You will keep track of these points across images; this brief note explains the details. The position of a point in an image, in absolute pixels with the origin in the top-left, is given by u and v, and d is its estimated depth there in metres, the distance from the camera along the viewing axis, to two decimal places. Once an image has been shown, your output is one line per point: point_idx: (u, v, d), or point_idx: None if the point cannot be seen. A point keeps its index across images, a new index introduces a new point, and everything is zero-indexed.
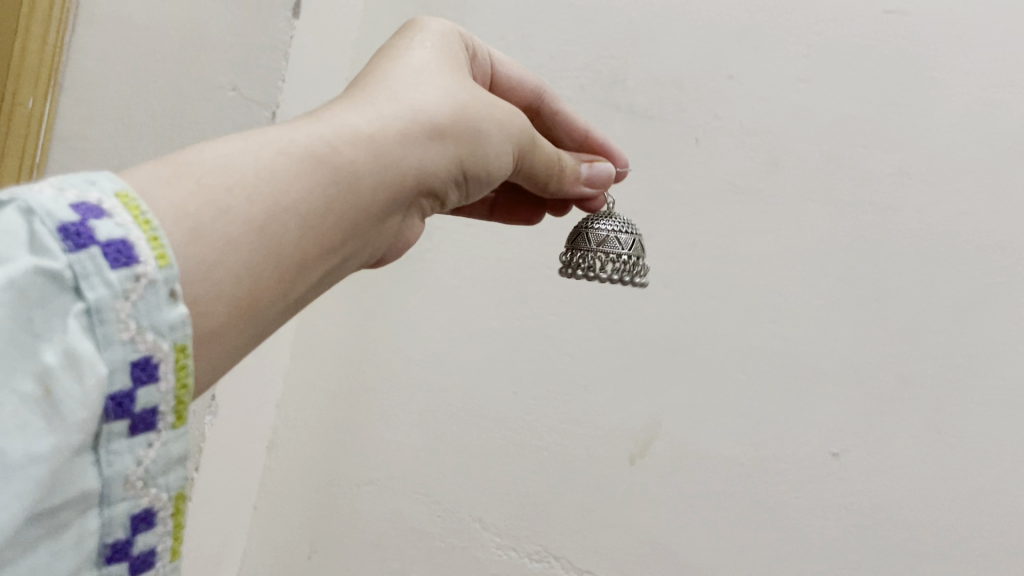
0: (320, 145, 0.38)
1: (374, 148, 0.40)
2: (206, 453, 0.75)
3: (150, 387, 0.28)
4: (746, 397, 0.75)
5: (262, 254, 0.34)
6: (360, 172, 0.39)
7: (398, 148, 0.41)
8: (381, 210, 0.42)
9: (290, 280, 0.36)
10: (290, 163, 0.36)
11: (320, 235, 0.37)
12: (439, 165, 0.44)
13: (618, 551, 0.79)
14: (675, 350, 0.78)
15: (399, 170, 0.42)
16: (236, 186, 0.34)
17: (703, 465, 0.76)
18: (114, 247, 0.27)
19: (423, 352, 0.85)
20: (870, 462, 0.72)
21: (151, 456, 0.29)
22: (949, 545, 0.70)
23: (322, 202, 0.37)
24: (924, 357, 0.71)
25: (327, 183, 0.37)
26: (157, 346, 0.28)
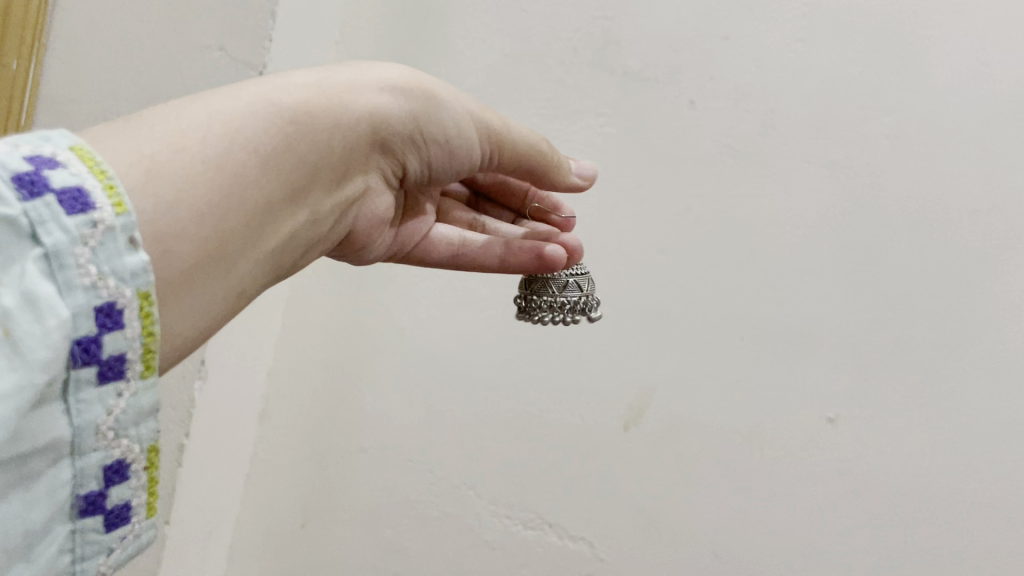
0: (270, 92, 0.38)
1: (321, 93, 0.40)
2: (197, 421, 0.75)
3: (116, 334, 0.28)
4: (740, 361, 0.75)
5: (216, 187, 0.34)
6: (314, 114, 0.39)
7: (350, 96, 0.41)
8: (335, 159, 0.41)
9: (248, 219, 0.36)
10: (241, 107, 0.36)
11: (274, 174, 0.37)
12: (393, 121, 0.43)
13: (612, 518, 0.78)
14: (668, 316, 0.77)
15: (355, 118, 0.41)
16: (184, 126, 0.34)
17: (696, 431, 0.76)
18: (70, 195, 0.27)
19: (415, 320, 0.85)
20: (865, 427, 0.72)
21: (121, 406, 0.29)
22: (946, 511, 0.69)
23: (272, 142, 0.37)
24: (919, 321, 0.71)
25: (279, 124, 0.37)
26: (120, 292, 0.28)
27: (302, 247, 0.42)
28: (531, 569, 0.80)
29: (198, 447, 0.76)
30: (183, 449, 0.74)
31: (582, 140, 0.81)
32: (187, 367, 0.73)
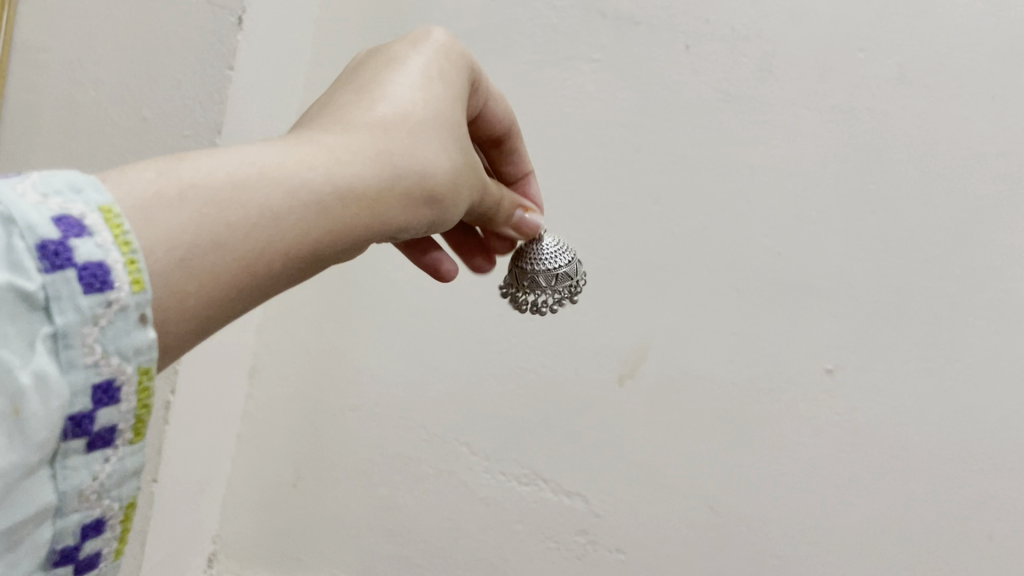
0: (327, 190, 0.36)
1: (374, 196, 0.38)
2: (184, 377, 0.73)
3: (111, 408, 0.28)
4: (737, 313, 0.74)
5: (240, 288, 0.33)
6: (354, 225, 0.38)
7: (395, 205, 0.40)
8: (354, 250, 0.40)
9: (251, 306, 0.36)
10: (294, 205, 0.35)
11: (295, 272, 0.36)
12: (433, 218, 0.43)
13: (608, 474, 0.77)
14: (665, 268, 0.75)
15: (389, 225, 0.40)
16: (238, 217, 0.33)
17: (693, 383, 0.75)
18: (91, 271, 0.26)
19: (406, 276, 0.83)
20: (863, 377, 0.71)
21: (106, 470, 0.28)
22: (945, 461, 0.70)
23: (312, 245, 0.36)
24: (919, 269, 0.70)
25: (322, 229, 0.36)
26: (121, 369, 0.27)
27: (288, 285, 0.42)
28: (527, 526, 0.80)
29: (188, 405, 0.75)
30: (169, 407, 0.72)
31: (574, 88, 0.77)
32: None
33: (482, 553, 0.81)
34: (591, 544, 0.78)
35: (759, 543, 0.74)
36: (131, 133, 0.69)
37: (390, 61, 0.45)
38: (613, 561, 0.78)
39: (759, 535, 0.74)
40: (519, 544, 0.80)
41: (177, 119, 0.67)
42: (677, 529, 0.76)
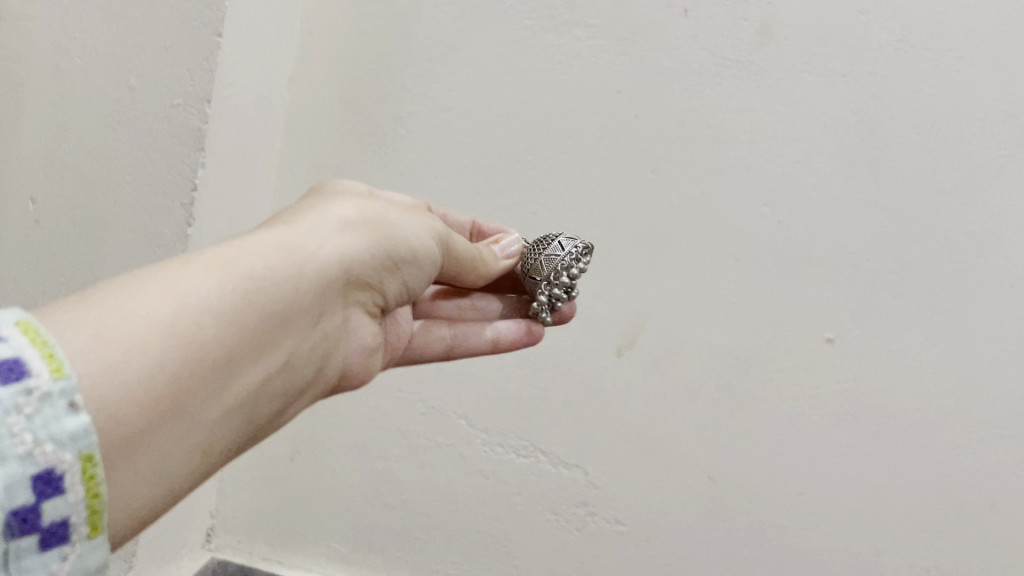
0: (232, 253, 0.38)
1: (285, 246, 0.40)
2: None
3: (57, 499, 0.26)
4: (736, 283, 0.73)
5: (174, 347, 0.33)
6: (274, 269, 0.39)
7: (311, 249, 0.41)
8: (301, 307, 0.40)
9: (208, 377, 0.35)
10: (201, 269, 0.36)
11: (238, 330, 0.36)
12: (362, 256, 0.44)
13: (608, 446, 0.77)
14: (663, 236, 0.74)
15: (316, 269, 0.41)
16: (145, 288, 0.34)
17: (692, 353, 0.74)
18: (7, 365, 0.26)
19: None
20: (865, 345, 0.70)
21: (65, 568, 0.27)
22: (946, 429, 0.69)
23: (238, 297, 0.36)
24: (922, 236, 0.69)
25: (241, 281, 0.37)
26: (59, 457, 0.26)
27: (282, 396, 0.41)
28: (526, 498, 0.79)
29: None
30: None
31: (571, 54, 0.75)
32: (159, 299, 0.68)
33: (481, 525, 0.81)
34: (590, 516, 0.78)
35: (759, 513, 0.74)
36: (117, 102, 0.66)
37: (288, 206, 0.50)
38: (612, 532, 0.78)
39: (759, 505, 0.74)
40: (518, 516, 0.80)
41: (165, 88, 0.65)
42: (676, 500, 0.76)
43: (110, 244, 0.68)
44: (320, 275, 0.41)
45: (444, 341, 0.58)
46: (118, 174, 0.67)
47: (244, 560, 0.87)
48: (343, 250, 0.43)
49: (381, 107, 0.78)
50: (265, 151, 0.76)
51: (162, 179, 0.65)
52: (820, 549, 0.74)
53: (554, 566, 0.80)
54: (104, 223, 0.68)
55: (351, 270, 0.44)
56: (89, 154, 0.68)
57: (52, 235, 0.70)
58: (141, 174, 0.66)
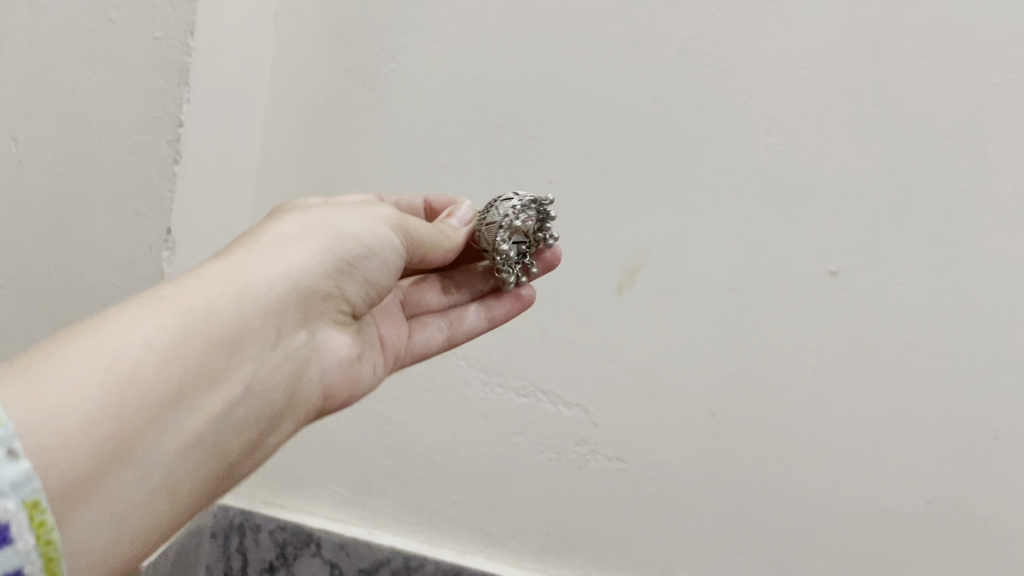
0: (172, 289, 0.40)
1: (223, 275, 0.42)
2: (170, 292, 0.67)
3: (8, 545, 0.28)
4: (738, 215, 0.71)
5: (120, 388, 0.35)
6: (214, 296, 0.41)
7: (252, 272, 0.43)
8: (253, 329, 0.42)
9: (164, 413, 0.37)
10: (141, 309, 0.38)
11: (187, 362, 0.38)
12: (308, 270, 0.46)
13: (610, 384, 0.76)
14: (664, 169, 0.72)
15: (261, 290, 0.43)
16: (85, 336, 0.35)
17: (695, 288, 0.73)
18: None
19: (394, 183, 0.77)
20: (870, 278, 0.69)
21: None
22: (952, 360, 0.69)
23: (182, 329, 0.38)
24: (928, 164, 0.67)
25: (183, 313, 0.39)
26: (4, 505, 0.28)
27: (253, 422, 0.43)
28: (525, 438, 0.78)
29: None
30: None
31: None
32: (153, 239, 0.65)
33: (481, 466, 0.80)
34: (591, 454, 0.77)
35: (762, 447, 0.73)
36: (98, 36, 0.64)
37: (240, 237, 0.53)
38: (613, 470, 0.77)
39: (761, 439, 0.73)
40: (519, 455, 0.79)
41: (147, 20, 0.63)
42: (679, 437, 0.75)
43: (97, 182, 0.66)
44: (270, 293, 0.43)
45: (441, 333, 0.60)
46: (103, 111, 0.65)
47: (244, 505, 0.85)
48: (289, 261, 0.45)
49: (371, 40, 0.76)
50: (251, 88, 0.75)
51: (147, 116, 0.64)
52: (825, 484, 0.73)
53: (555, 504, 0.79)
54: (90, 160, 0.66)
55: (303, 281, 0.45)
56: (71, 90, 0.65)
57: (34, 176, 0.68)
58: (127, 110, 0.64)
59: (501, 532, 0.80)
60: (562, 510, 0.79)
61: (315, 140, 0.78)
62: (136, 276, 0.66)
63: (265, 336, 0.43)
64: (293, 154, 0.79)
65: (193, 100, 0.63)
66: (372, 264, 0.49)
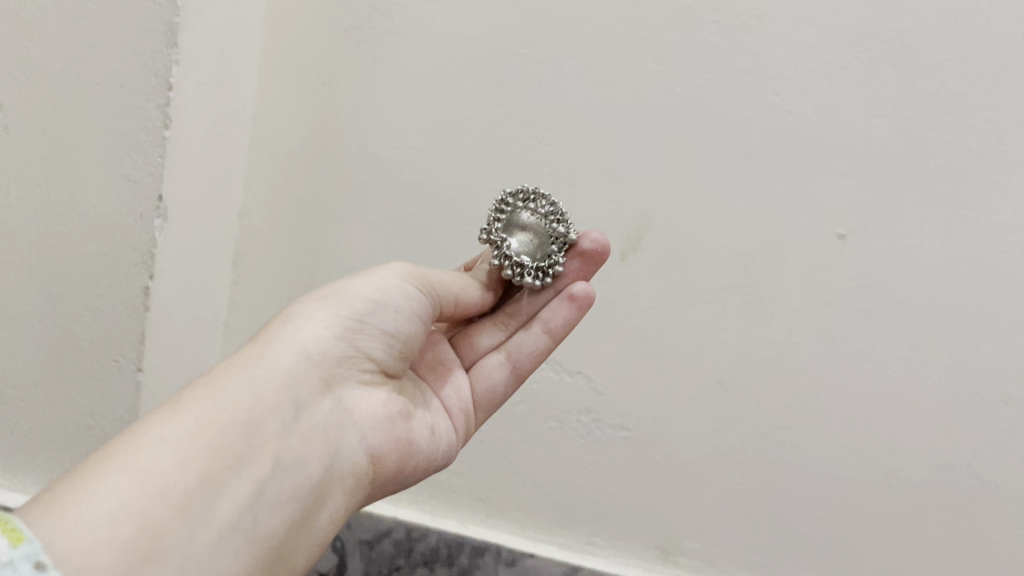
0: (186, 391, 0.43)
1: (231, 367, 0.45)
2: (163, 262, 0.65)
3: None
4: (745, 178, 0.69)
5: (135, 484, 0.37)
6: (223, 387, 0.43)
7: (262, 356, 0.46)
8: (270, 405, 0.44)
9: (188, 497, 0.38)
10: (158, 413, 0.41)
11: (202, 447, 0.40)
12: (318, 337, 0.47)
13: (614, 351, 0.75)
14: (668, 130, 0.70)
15: (273, 371, 0.45)
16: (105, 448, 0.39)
17: (700, 253, 0.71)
18: None
19: (390, 148, 0.75)
20: (879, 242, 0.68)
21: None
22: (963, 324, 0.67)
23: (192, 420, 0.41)
24: (939, 122, 0.66)
25: (191, 407, 0.42)
26: None
27: (295, 498, 0.43)
28: (528, 406, 0.77)
29: (176, 298, 0.68)
30: (150, 293, 0.65)
31: None
32: (143, 206, 0.63)
33: (483, 436, 0.79)
34: (595, 423, 0.76)
35: (768, 415, 0.72)
36: None
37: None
38: (618, 439, 0.76)
39: (767, 407, 0.72)
40: (521, 425, 0.78)
41: None
42: (684, 405, 0.74)
43: (86, 149, 0.64)
44: (280, 368, 0.46)
45: (504, 368, 0.58)
46: (90, 73, 0.62)
47: None
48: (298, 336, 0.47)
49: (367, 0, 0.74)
50: (243, 52, 0.72)
51: (134, 79, 0.62)
52: (832, 451, 0.72)
53: (559, 473, 0.78)
54: (79, 126, 0.64)
55: (316, 351, 0.47)
56: (57, 54, 0.63)
57: (24, 143, 0.65)
58: (114, 74, 0.62)
59: (504, 501, 0.79)
60: (566, 480, 0.78)
61: (308, 105, 0.76)
62: (130, 244, 0.64)
63: (285, 407, 0.45)
64: (289, 120, 0.76)
65: (182, 64, 0.62)
66: (383, 315, 0.49)
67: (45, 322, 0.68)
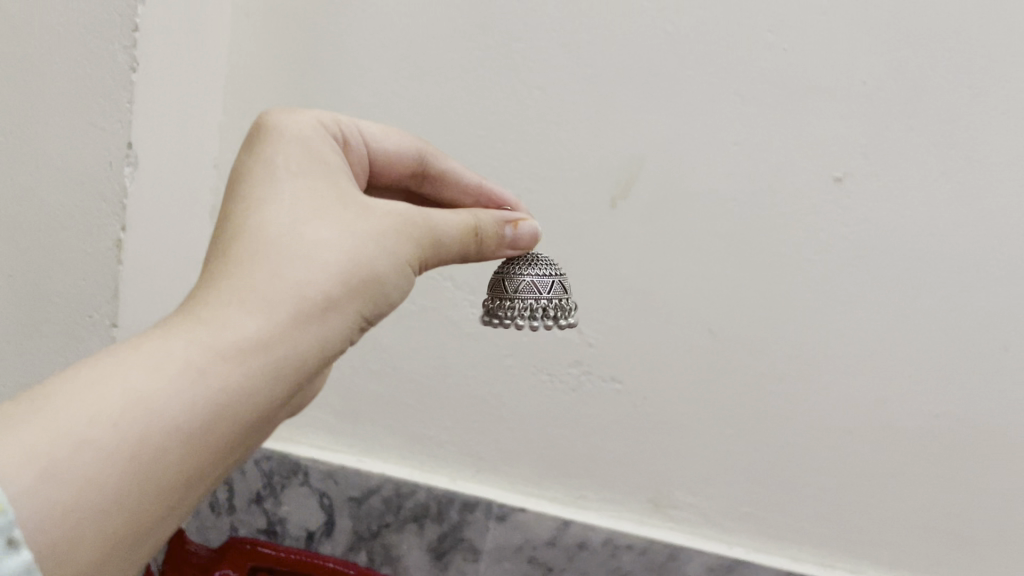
0: (213, 362, 0.33)
1: (269, 342, 0.35)
2: (137, 211, 0.63)
3: None
4: (737, 121, 0.67)
5: (133, 499, 0.30)
6: (254, 377, 0.34)
7: (297, 336, 0.36)
8: (279, 404, 0.37)
9: (173, 513, 0.32)
10: (180, 392, 0.32)
11: (210, 457, 0.33)
12: (344, 326, 0.39)
13: (605, 303, 0.72)
14: (659, 72, 0.68)
15: (300, 361, 0.37)
16: (113, 427, 0.30)
17: (692, 199, 0.69)
18: None
19: (371, 95, 0.72)
20: (876, 185, 0.66)
21: None
22: (961, 268, 0.66)
23: (215, 419, 0.33)
24: (938, 59, 0.63)
25: (216, 399, 0.33)
26: None
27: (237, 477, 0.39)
28: (516, 359, 0.76)
29: (150, 249, 0.66)
30: (122, 245, 0.63)
31: None
32: (113, 153, 0.61)
33: (472, 388, 0.77)
34: (586, 375, 0.74)
35: (762, 365, 0.71)
36: None
37: (256, 161, 0.42)
38: (609, 392, 0.74)
39: (761, 357, 0.71)
40: (509, 378, 0.76)
41: None
42: (677, 356, 0.72)
43: (50, 95, 0.61)
44: (305, 356, 0.37)
45: None
46: (57, 15, 0.60)
47: None
48: (335, 325, 0.38)
49: None
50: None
51: (103, 20, 0.59)
52: (827, 401, 0.71)
53: (548, 427, 0.76)
54: (42, 71, 0.61)
55: (336, 342, 0.39)
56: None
57: None
58: (80, 17, 0.60)
59: (493, 457, 0.78)
60: (556, 434, 0.76)
61: (284, 50, 0.72)
62: (100, 195, 0.62)
63: (286, 404, 0.37)
64: (265, 65, 0.73)
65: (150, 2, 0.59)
66: (386, 308, 0.43)
67: (15, 277, 0.66)
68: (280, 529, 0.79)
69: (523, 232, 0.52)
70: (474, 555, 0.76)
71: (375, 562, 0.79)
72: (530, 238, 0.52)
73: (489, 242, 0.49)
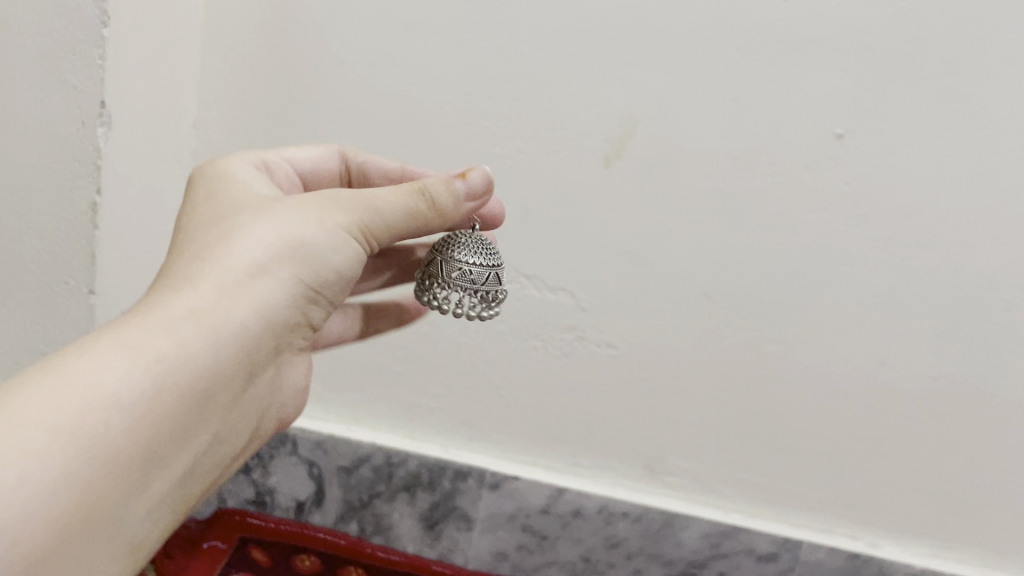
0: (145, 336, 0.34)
1: (201, 313, 0.36)
2: (111, 173, 0.61)
3: None
4: (734, 76, 0.65)
5: (87, 465, 0.30)
6: (190, 344, 0.35)
7: (231, 306, 0.37)
8: (226, 376, 0.37)
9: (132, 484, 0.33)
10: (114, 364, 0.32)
11: (158, 424, 0.33)
12: (284, 298, 0.40)
13: (598, 266, 0.71)
14: (652, 25, 0.65)
15: (240, 330, 0.37)
16: (49, 399, 0.30)
17: (687, 158, 0.67)
18: None
19: (353, 52, 0.70)
20: (876, 141, 0.64)
21: None
22: (962, 226, 0.64)
23: (155, 386, 0.33)
24: (941, 9, 0.61)
25: (153, 368, 0.33)
26: None
27: (214, 470, 0.39)
28: (509, 326, 0.73)
29: (128, 214, 0.64)
30: (97, 209, 0.61)
31: None
32: (85, 112, 0.59)
33: (463, 356, 0.74)
34: (578, 340, 0.72)
35: (758, 327, 0.69)
36: None
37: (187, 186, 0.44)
38: (602, 357, 0.73)
39: (756, 320, 0.69)
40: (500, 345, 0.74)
41: None
42: (671, 320, 0.70)
43: (13, 53, 0.58)
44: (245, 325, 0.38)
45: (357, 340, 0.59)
46: None
47: None
48: (273, 295, 0.39)
49: None
50: None
51: None
52: (824, 364, 0.69)
53: (541, 394, 0.75)
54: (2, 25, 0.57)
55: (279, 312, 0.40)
56: None
57: None
58: None
59: (485, 424, 0.76)
60: (548, 400, 0.75)
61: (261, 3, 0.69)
62: (73, 156, 0.60)
63: (237, 377, 0.38)
64: (241, 19, 0.70)
65: None
66: (339, 280, 0.43)
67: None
68: (269, 500, 0.78)
69: (477, 181, 0.48)
70: (466, 522, 0.77)
71: (366, 531, 0.79)
72: (484, 187, 0.48)
73: (450, 201, 0.46)
